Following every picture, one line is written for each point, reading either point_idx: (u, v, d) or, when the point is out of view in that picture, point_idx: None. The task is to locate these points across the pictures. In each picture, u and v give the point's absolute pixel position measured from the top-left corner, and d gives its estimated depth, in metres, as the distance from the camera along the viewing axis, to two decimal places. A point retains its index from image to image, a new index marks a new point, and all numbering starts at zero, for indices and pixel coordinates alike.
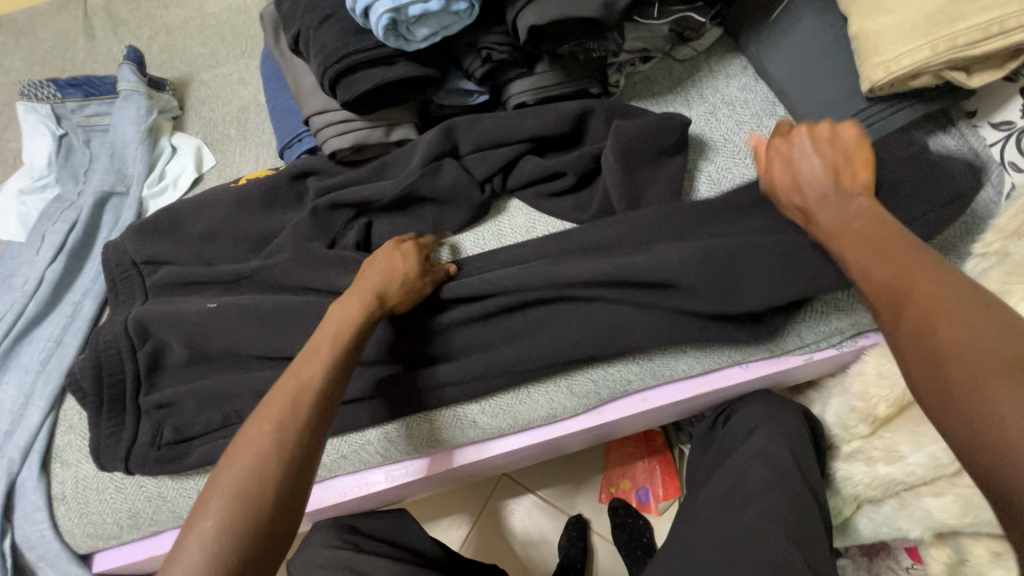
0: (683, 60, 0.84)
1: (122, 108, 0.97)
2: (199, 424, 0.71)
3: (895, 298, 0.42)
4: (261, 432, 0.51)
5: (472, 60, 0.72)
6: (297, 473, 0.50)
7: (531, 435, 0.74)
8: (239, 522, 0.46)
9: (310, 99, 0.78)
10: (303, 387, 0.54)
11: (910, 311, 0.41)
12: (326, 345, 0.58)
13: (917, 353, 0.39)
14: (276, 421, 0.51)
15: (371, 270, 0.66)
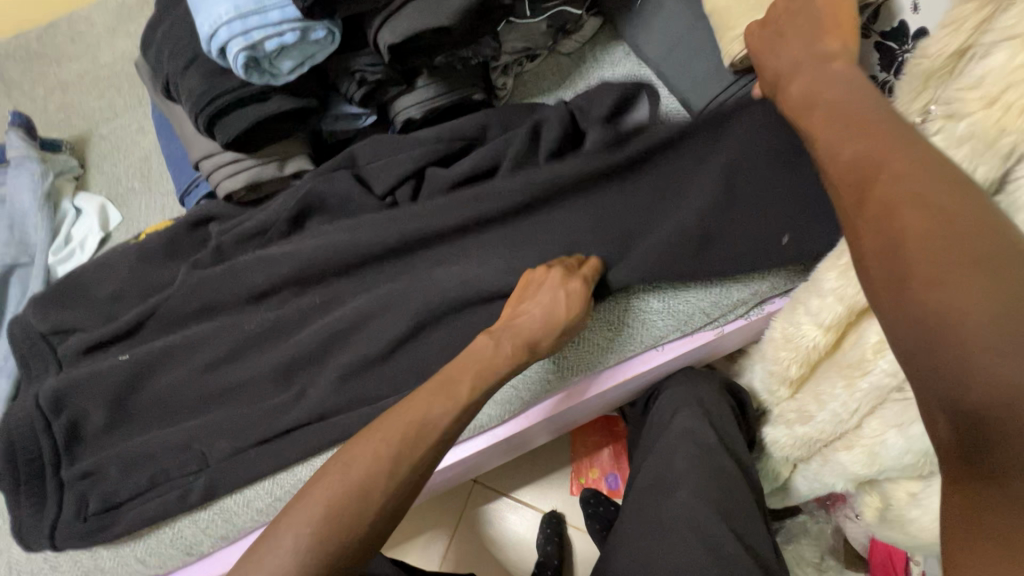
0: (568, 53, 0.85)
1: (15, 176, 0.94)
2: (126, 491, 0.70)
3: (900, 211, 0.34)
4: (389, 435, 0.53)
5: (349, 84, 0.72)
6: (396, 493, 0.51)
7: (461, 449, 0.73)
8: (327, 540, 0.47)
9: (196, 143, 0.77)
10: (427, 421, 0.55)
11: (899, 259, 0.33)
12: (464, 378, 0.59)
13: (915, 304, 0.32)
14: (408, 425, 0.54)
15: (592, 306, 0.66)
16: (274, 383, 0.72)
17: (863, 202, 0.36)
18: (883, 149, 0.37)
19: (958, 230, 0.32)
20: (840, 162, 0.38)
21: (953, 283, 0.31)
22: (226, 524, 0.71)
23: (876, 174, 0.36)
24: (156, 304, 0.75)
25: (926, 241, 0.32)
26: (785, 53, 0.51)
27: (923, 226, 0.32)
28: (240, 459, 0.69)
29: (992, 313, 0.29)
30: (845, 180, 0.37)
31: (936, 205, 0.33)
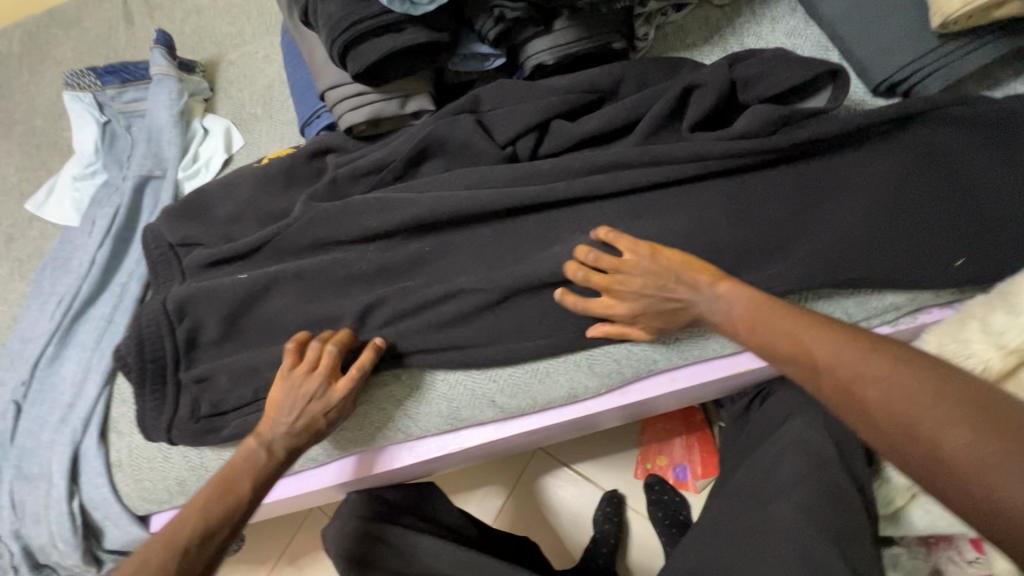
0: (721, 5, 0.75)
1: (156, 92, 0.99)
2: (233, 400, 0.74)
3: (845, 377, 0.45)
4: (196, 501, 0.60)
5: (485, 20, 0.68)
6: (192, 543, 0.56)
7: (552, 414, 0.71)
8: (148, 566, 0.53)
9: (324, 72, 0.77)
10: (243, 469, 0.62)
11: (888, 403, 0.42)
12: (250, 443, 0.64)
13: (907, 436, 0.40)
14: (212, 484, 0.61)
15: (676, 301, 0.60)
16: None
17: (853, 409, 0.45)
18: (808, 322, 0.50)
19: (887, 376, 0.43)
20: (779, 336, 0.52)
21: (939, 420, 0.39)
22: (317, 449, 0.74)
23: (817, 354, 0.48)
24: (276, 233, 0.77)
25: (897, 391, 0.42)
26: (646, 298, 0.60)
27: (867, 375, 0.44)
28: None
29: (995, 462, 0.36)
30: (792, 348, 0.50)
31: (868, 360, 0.44)
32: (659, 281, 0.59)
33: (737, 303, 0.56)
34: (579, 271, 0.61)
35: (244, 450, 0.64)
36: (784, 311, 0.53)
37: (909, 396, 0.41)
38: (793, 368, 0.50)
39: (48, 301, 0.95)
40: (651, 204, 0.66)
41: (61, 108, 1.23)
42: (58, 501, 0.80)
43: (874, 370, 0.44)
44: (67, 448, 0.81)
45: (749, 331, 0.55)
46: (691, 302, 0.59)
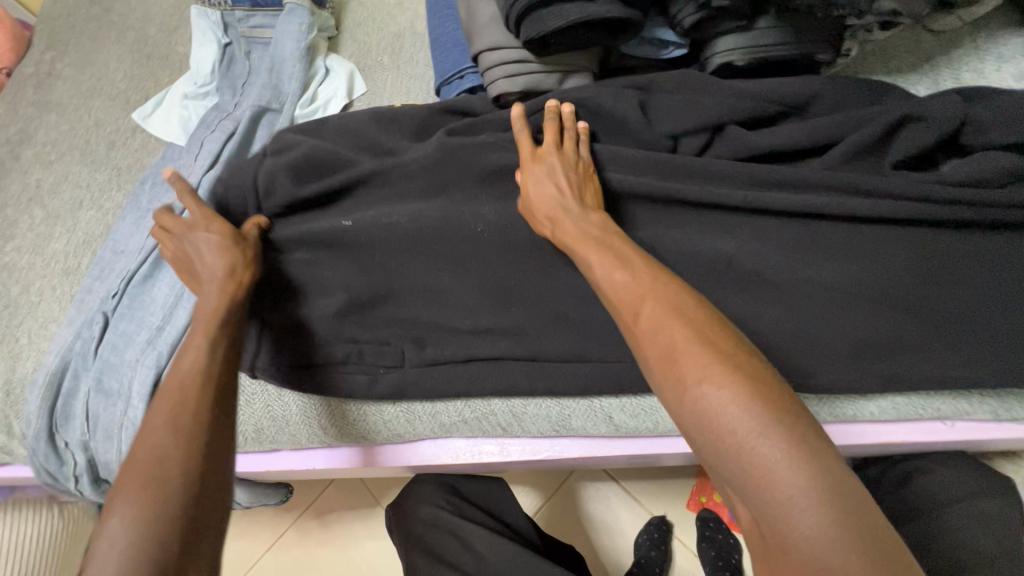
0: (937, 31, 0.67)
1: (285, 22, 0.95)
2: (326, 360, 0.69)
3: (702, 374, 0.40)
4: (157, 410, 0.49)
5: (685, 4, 0.61)
6: (170, 453, 0.47)
7: (665, 442, 0.69)
8: (151, 502, 0.43)
9: (484, 31, 0.70)
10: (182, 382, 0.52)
11: (688, 383, 0.41)
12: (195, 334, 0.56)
13: (731, 459, 0.38)
14: (172, 394, 0.51)
15: (545, 188, 0.60)
16: (494, 309, 0.68)
17: (674, 390, 0.42)
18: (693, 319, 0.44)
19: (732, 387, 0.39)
20: (651, 332, 0.45)
21: (764, 432, 0.37)
22: (408, 424, 0.71)
23: (680, 355, 0.42)
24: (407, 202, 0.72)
25: (700, 371, 0.41)
26: (544, 176, 0.61)
27: (724, 389, 0.39)
28: (446, 372, 0.67)
29: (784, 462, 0.36)
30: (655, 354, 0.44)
31: (712, 375, 0.40)
32: (560, 180, 0.61)
33: (595, 251, 0.54)
34: (516, 125, 0.67)
35: (188, 352, 0.55)
36: (680, 310, 0.45)
37: (743, 425, 0.37)
38: (623, 315, 0.48)
39: (145, 217, 0.93)
40: (832, 242, 0.60)
41: (176, 22, 1.20)
42: (134, 424, 0.78)
43: (720, 388, 0.39)
44: (150, 372, 0.79)
45: (634, 326, 0.47)
46: (557, 205, 0.59)
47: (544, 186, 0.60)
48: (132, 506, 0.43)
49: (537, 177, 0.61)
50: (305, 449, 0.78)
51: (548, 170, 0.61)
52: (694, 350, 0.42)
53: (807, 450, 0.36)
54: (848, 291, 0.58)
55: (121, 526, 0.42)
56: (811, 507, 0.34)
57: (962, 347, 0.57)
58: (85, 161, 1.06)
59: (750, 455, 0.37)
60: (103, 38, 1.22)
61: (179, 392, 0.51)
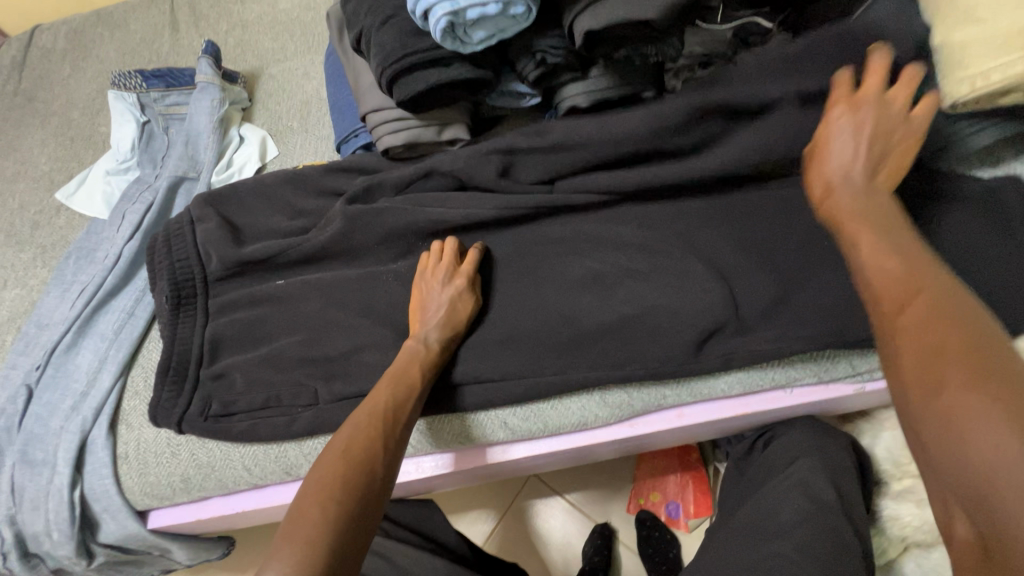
0: (744, 67, 0.83)
1: (198, 99, 1.04)
2: (246, 400, 0.75)
3: (933, 345, 0.40)
4: (361, 437, 0.60)
5: (526, 62, 0.72)
6: (339, 487, 0.55)
7: (560, 440, 0.73)
8: (319, 529, 0.51)
9: (367, 96, 0.81)
10: (379, 414, 0.63)
11: (921, 345, 0.40)
12: (382, 392, 0.65)
13: (944, 425, 0.37)
14: (375, 425, 0.61)
15: (853, 138, 0.57)
16: (395, 338, 0.75)
17: (907, 361, 0.41)
18: (937, 287, 0.43)
19: (961, 359, 0.38)
20: (893, 289, 0.45)
21: (974, 404, 0.36)
22: None
23: (903, 316, 0.43)
24: (312, 250, 0.80)
25: (932, 348, 0.40)
26: (862, 120, 0.57)
27: (955, 357, 0.38)
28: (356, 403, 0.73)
29: (998, 418, 0.34)
30: (895, 300, 0.44)
31: (953, 344, 0.39)
32: (885, 130, 0.56)
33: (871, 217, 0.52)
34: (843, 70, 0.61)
35: (368, 407, 0.63)
36: (931, 282, 0.44)
37: (968, 404, 0.36)
38: (885, 291, 0.45)
39: (69, 289, 0.97)
40: (670, 249, 0.71)
41: (100, 105, 1.27)
42: (59, 490, 0.80)
43: (953, 360, 0.38)
44: (75, 437, 0.81)
45: (877, 271, 0.47)
46: (857, 157, 0.56)
47: (846, 133, 0.57)
48: (292, 556, 0.49)
49: (852, 121, 0.57)
50: (232, 493, 0.81)
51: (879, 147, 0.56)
52: (942, 321, 0.41)
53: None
54: (684, 288, 0.69)
55: (309, 544, 0.50)
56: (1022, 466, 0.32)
57: (787, 326, 0.67)
58: (8, 243, 1.10)
59: (970, 416, 0.36)
60: (27, 125, 1.27)
61: (372, 427, 0.62)
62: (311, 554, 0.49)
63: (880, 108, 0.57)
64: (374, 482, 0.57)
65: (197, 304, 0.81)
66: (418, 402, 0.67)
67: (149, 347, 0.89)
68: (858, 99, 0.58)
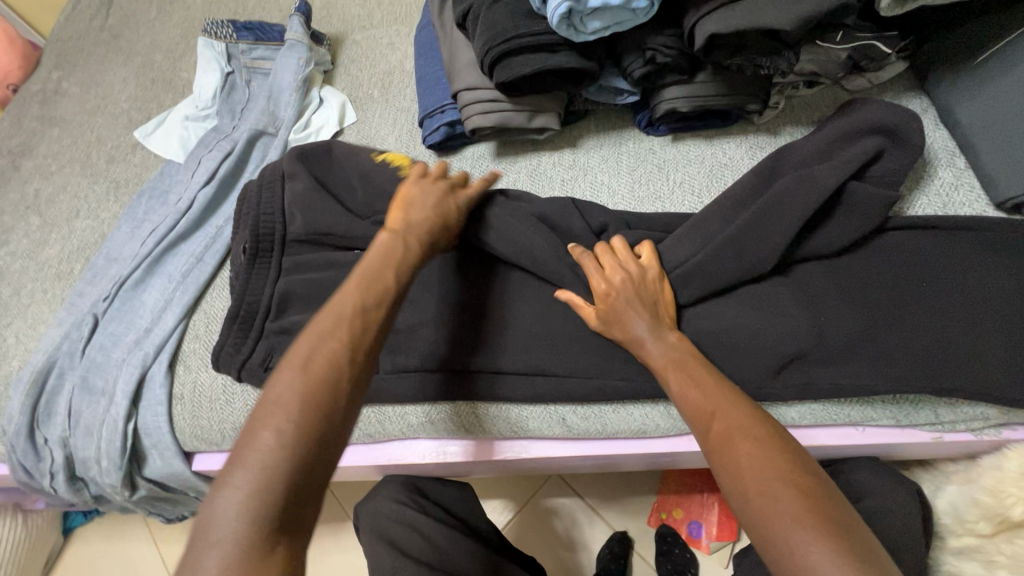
0: (852, 91, 0.80)
1: (286, 56, 1.05)
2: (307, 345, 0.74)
3: (739, 444, 0.50)
4: (344, 294, 0.55)
5: (634, 59, 0.70)
6: (294, 406, 0.47)
7: (614, 444, 0.72)
8: (268, 459, 0.45)
9: (463, 73, 0.80)
10: (343, 316, 0.53)
11: (754, 475, 0.47)
12: (349, 293, 0.55)
13: (769, 537, 0.45)
14: (359, 275, 0.56)
15: (630, 314, 0.62)
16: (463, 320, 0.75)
17: (730, 481, 0.49)
18: (727, 397, 0.54)
19: (757, 468, 0.48)
20: (691, 405, 0.55)
21: (790, 504, 0.45)
22: (378, 425, 0.76)
23: (710, 428, 0.52)
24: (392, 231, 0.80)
25: (764, 473, 0.47)
26: (626, 294, 0.63)
27: (759, 468, 0.47)
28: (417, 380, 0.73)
29: (810, 525, 0.43)
30: (696, 417, 0.54)
31: (751, 454, 0.49)
32: (641, 298, 0.63)
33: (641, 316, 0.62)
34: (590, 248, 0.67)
35: (338, 307, 0.54)
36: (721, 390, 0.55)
37: (784, 512, 0.45)
38: (694, 419, 0.54)
39: (140, 227, 0.99)
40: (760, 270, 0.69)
41: (182, 50, 1.29)
42: (115, 421, 0.81)
43: (760, 475, 0.47)
44: (135, 372, 0.83)
45: (682, 397, 0.56)
46: (634, 323, 0.62)
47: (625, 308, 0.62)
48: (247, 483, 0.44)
49: (621, 303, 0.63)
50: None
51: (630, 296, 0.63)
52: (732, 429, 0.51)
53: (834, 525, 0.43)
54: (766, 310, 0.68)
55: (284, 416, 0.47)
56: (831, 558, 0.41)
57: (877, 364, 0.64)
58: (84, 174, 1.12)
59: (785, 523, 0.44)
60: (110, 61, 1.30)
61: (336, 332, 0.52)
62: (261, 480, 0.44)
63: (632, 285, 0.64)
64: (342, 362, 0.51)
65: (273, 259, 0.82)
66: (394, 309, 0.57)
67: (212, 294, 0.91)
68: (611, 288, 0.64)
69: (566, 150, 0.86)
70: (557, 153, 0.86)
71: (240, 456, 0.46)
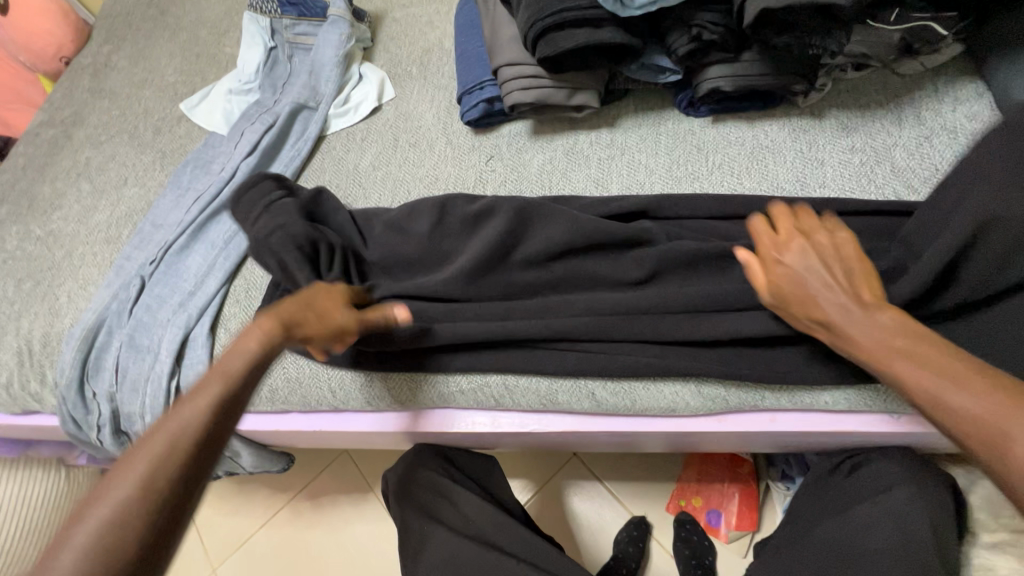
0: (903, 74, 0.78)
1: (327, 32, 1.06)
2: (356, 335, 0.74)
3: (966, 395, 0.47)
4: (211, 384, 0.50)
5: (679, 36, 0.70)
6: (143, 476, 0.43)
7: (642, 421, 0.73)
8: (121, 534, 0.41)
9: (504, 48, 0.80)
10: (216, 403, 0.48)
11: (988, 417, 0.45)
12: (214, 385, 0.49)
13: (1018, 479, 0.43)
14: (220, 377, 0.50)
15: (816, 285, 0.58)
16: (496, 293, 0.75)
17: (976, 443, 0.46)
18: (916, 352, 0.51)
19: (989, 417, 0.45)
20: (910, 383, 0.51)
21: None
22: (409, 393, 0.77)
23: (934, 394, 0.49)
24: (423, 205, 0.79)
25: (994, 413, 0.45)
26: (804, 264, 0.60)
27: (984, 412, 0.46)
28: (450, 350, 0.74)
29: None
30: (918, 394, 0.50)
31: (978, 405, 0.46)
32: (828, 265, 0.59)
33: (825, 274, 0.58)
34: (758, 227, 0.65)
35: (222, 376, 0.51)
36: (931, 348, 0.51)
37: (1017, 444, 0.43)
38: (919, 393, 0.50)
39: (184, 195, 1.02)
40: None
41: (225, 26, 1.32)
42: (159, 378, 0.85)
43: (984, 417, 0.45)
44: (179, 332, 0.86)
45: (897, 374, 0.52)
46: (838, 309, 0.57)
47: (808, 282, 0.59)
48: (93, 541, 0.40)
49: (798, 267, 0.60)
50: (313, 412, 0.85)
51: (809, 263, 0.59)
52: (965, 387, 0.47)
53: None
54: None
55: (126, 496, 0.42)
56: None
57: None
58: (132, 144, 1.16)
59: None
60: (157, 36, 1.34)
61: (195, 437, 0.46)
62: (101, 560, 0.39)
63: (813, 247, 0.60)
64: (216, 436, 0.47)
65: None
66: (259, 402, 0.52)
67: (251, 261, 0.94)
68: (779, 257, 0.61)
69: (603, 129, 0.86)
70: (594, 133, 0.86)
71: (88, 509, 0.42)
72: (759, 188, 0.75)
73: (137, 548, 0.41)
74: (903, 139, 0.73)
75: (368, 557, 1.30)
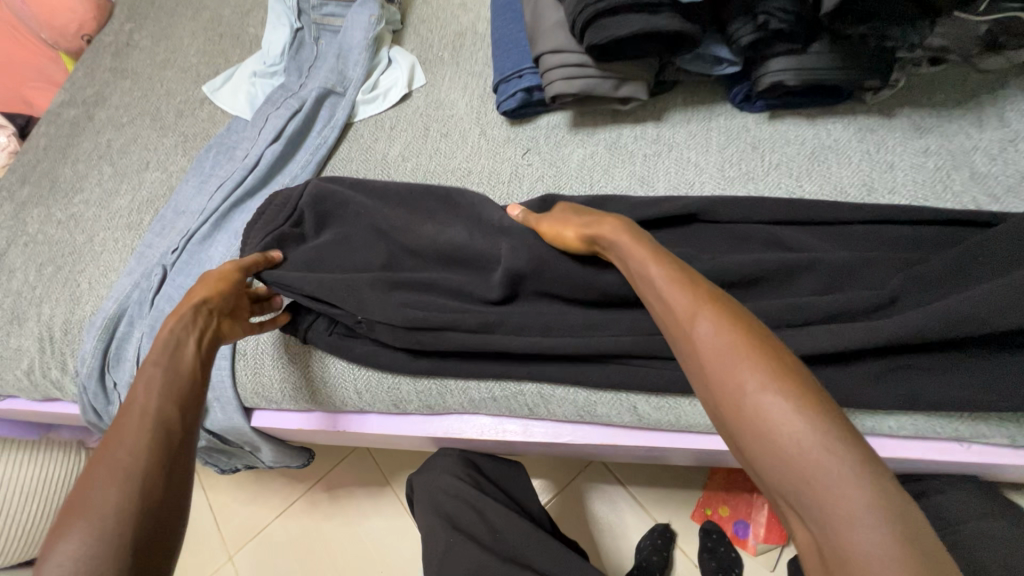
0: (984, 70, 0.71)
1: (356, 13, 1.02)
2: (385, 335, 0.70)
3: (752, 376, 0.40)
4: (149, 391, 0.53)
5: (742, 24, 0.65)
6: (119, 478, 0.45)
7: (685, 437, 0.69)
8: (112, 528, 0.42)
9: (548, 34, 0.75)
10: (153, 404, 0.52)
11: (757, 402, 0.39)
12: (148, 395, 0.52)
13: (787, 484, 0.37)
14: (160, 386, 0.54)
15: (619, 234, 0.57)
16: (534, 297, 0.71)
17: (737, 422, 0.40)
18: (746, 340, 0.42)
19: (753, 402, 0.39)
20: (693, 348, 0.44)
21: (816, 442, 0.36)
22: (438, 397, 0.74)
23: (715, 364, 0.42)
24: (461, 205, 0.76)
25: (773, 405, 0.39)
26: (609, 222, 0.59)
27: (793, 415, 0.38)
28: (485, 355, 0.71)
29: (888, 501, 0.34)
30: (700, 359, 0.43)
31: (764, 394, 0.39)
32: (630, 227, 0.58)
33: (628, 231, 0.57)
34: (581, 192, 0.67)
35: (151, 374, 0.54)
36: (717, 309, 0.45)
37: (850, 480, 0.35)
38: (693, 355, 0.44)
39: (206, 182, 0.99)
40: (869, 263, 0.62)
41: (250, 5, 1.27)
42: None
43: (784, 419, 0.38)
44: None
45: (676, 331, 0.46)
46: (637, 258, 0.53)
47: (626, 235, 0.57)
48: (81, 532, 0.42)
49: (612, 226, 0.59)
50: (339, 412, 0.82)
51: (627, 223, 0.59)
52: (748, 363, 0.41)
53: (870, 474, 0.35)
54: None
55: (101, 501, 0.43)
56: (872, 513, 0.34)
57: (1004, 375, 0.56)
58: (154, 127, 1.13)
59: (828, 483, 0.35)
60: (180, 15, 1.30)
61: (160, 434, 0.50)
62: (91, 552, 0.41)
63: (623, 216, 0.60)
64: (167, 473, 0.48)
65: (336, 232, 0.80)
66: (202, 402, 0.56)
67: None
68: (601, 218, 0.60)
69: (650, 123, 0.80)
70: (639, 127, 0.81)
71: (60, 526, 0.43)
72: (822, 192, 0.70)
73: (137, 528, 0.44)
74: (983, 141, 0.67)
75: (384, 553, 1.28)
